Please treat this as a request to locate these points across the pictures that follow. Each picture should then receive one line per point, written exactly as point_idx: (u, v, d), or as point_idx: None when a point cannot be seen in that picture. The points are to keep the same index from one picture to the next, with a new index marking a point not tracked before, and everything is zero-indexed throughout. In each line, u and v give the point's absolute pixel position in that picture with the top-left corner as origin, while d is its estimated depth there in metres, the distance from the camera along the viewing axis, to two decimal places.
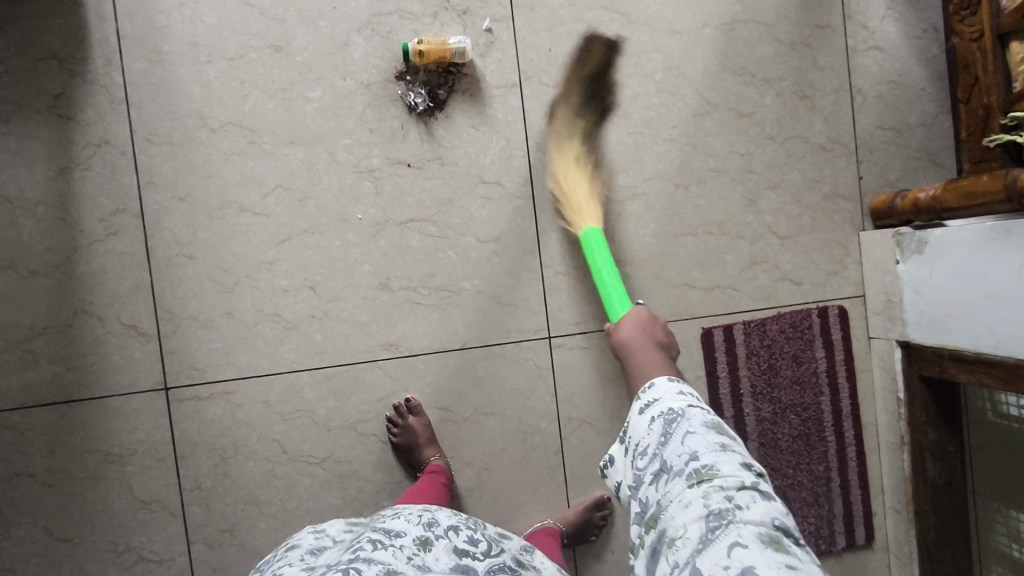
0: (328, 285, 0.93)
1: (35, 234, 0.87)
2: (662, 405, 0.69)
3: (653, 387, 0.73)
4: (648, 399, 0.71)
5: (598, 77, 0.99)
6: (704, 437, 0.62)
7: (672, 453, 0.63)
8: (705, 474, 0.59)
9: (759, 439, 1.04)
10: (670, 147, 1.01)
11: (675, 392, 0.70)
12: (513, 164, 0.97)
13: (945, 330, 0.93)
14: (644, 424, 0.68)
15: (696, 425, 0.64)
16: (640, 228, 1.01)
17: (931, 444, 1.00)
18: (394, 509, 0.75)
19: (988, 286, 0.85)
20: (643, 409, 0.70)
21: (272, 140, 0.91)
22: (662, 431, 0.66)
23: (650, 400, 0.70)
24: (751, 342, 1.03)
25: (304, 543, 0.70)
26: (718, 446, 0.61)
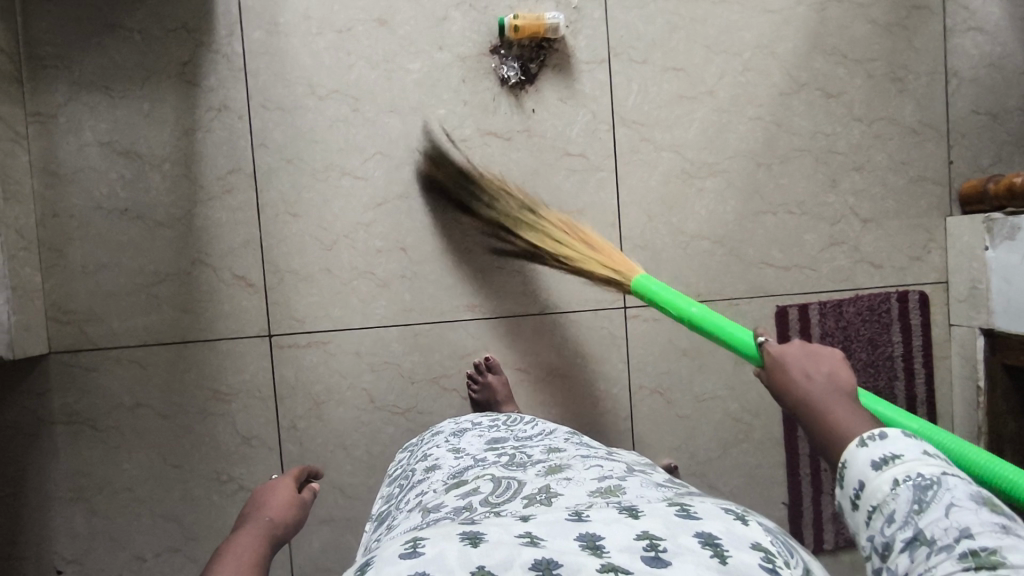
0: (419, 247, 0.99)
1: (162, 189, 0.96)
2: (908, 464, 0.43)
3: (885, 434, 0.46)
4: (883, 449, 0.45)
5: (686, 55, 1.00)
6: (969, 505, 0.40)
7: (927, 525, 0.40)
8: (984, 554, 0.38)
9: None
10: (755, 126, 1.02)
11: (925, 440, 0.45)
12: (598, 138, 1.00)
13: None
14: (882, 487, 0.43)
15: (954, 489, 0.41)
16: (719, 206, 1.02)
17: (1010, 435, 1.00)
18: (534, 419, 0.81)
19: None
20: (875, 462, 0.45)
21: (373, 109, 0.97)
22: (911, 498, 0.42)
23: (886, 449, 0.45)
24: (826, 322, 1.04)
25: (446, 430, 0.81)
26: (1002, 525, 0.39)
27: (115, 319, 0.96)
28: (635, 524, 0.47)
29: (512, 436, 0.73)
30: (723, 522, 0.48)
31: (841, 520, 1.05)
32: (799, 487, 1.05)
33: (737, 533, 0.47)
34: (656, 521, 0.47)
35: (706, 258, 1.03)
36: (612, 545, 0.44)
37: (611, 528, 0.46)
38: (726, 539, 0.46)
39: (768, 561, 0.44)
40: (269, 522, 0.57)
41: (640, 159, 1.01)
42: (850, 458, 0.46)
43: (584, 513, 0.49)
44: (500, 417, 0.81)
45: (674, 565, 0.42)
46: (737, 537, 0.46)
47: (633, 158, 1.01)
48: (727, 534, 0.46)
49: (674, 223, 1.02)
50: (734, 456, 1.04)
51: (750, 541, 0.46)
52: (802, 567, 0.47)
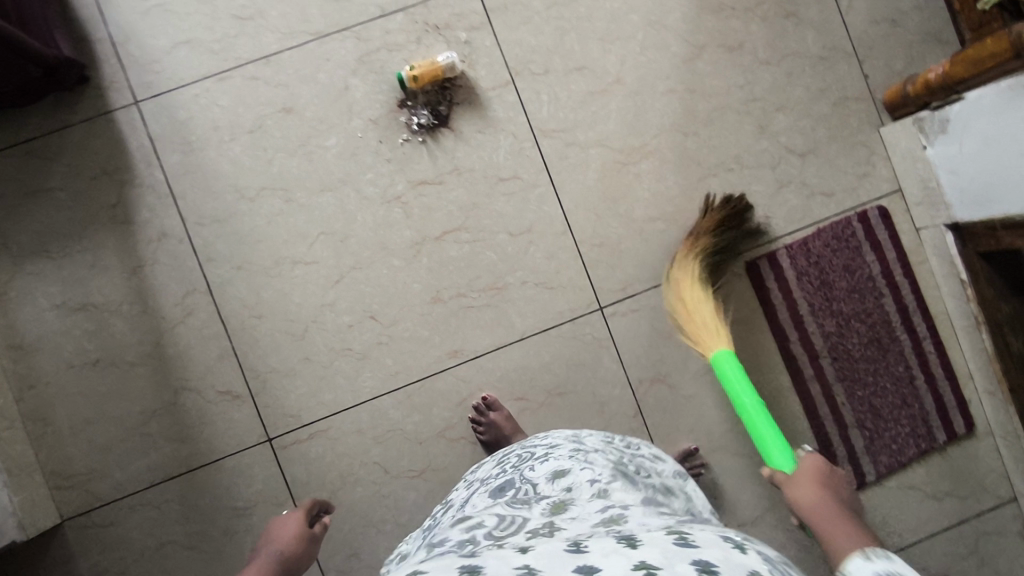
0: (386, 310, 0.99)
1: (126, 330, 0.97)
2: None
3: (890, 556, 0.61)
4: (885, 566, 0.59)
5: (584, 53, 1.03)
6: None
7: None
8: None
9: (831, 354, 1.05)
10: (671, 98, 1.04)
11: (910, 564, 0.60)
12: (526, 156, 1.01)
13: (989, 201, 0.92)
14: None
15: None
16: (660, 183, 1.03)
17: (1008, 317, 0.99)
18: (545, 434, 0.82)
19: (1021, 145, 0.84)
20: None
21: (304, 194, 0.99)
22: None
23: (885, 566, 0.59)
24: (798, 264, 1.04)
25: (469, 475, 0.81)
26: None
27: (117, 468, 0.96)
28: (631, 555, 0.47)
29: (524, 458, 0.72)
30: (720, 550, 0.49)
31: (875, 448, 1.05)
32: (822, 428, 1.05)
33: (733, 560, 0.48)
34: (653, 552, 0.47)
35: (664, 236, 1.03)
36: (607, 570, 0.45)
37: (608, 558, 0.46)
38: (724, 567, 0.46)
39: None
40: (273, 557, 0.70)
41: (572, 163, 1.02)
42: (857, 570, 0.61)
43: (583, 543, 0.50)
44: (512, 446, 0.80)
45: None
46: (735, 565, 0.47)
47: (565, 165, 1.02)
48: (724, 563, 0.47)
49: (623, 213, 1.03)
50: None
51: (746, 567, 0.47)
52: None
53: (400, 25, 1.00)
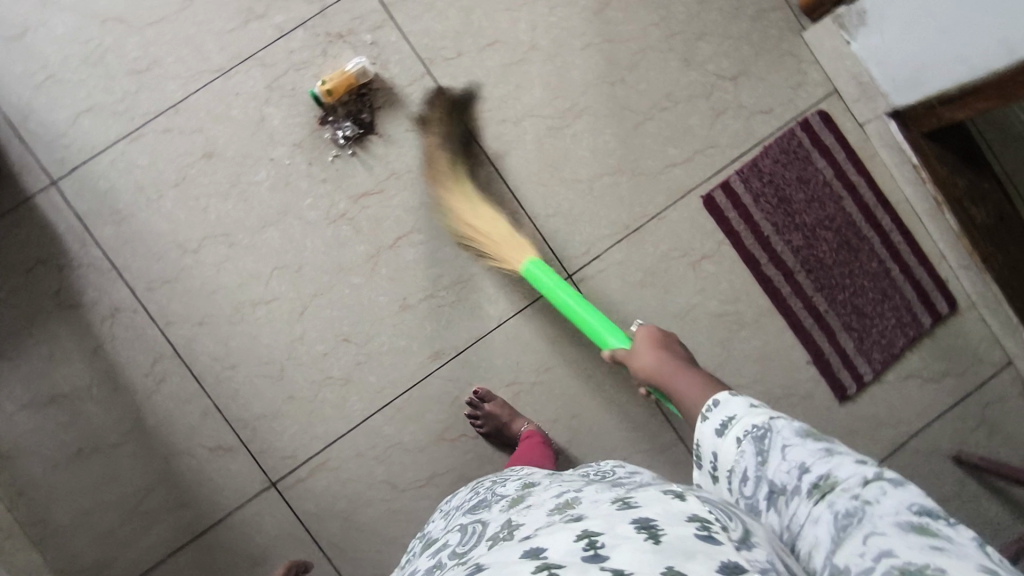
0: (358, 330, 0.98)
1: (102, 412, 0.95)
2: (744, 420, 0.59)
3: (719, 402, 0.64)
4: (720, 417, 0.62)
5: (493, 27, 1.00)
6: (799, 443, 0.55)
7: (777, 475, 0.54)
8: (824, 483, 0.51)
9: (804, 267, 1.05)
10: (590, 52, 1.02)
11: (748, 397, 0.62)
12: (459, 143, 0.99)
13: (921, 81, 0.94)
14: (731, 451, 0.59)
15: (776, 434, 0.56)
16: (599, 140, 1.02)
17: (965, 192, 1.03)
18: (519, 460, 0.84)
19: (937, 20, 0.86)
20: (720, 429, 0.61)
21: (247, 234, 0.97)
22: (755, 448, 0.57)
23: (724, 414, 0.62)
24: (752, 186, 1.04)
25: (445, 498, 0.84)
26: (826, 448, 0.53)
27: (129, 550, 0.95)
28: (576, 528, 0.49)
29: (499, 478, 0.76)
30: (661, 504, 0.51)
31: (867, 347, 1.05)
32: (812, 341, 1.05)
33: (674, 510, 0.50)
34: (596, 520, 0.49)
35: (615, 190, 1.02)
36: (554, 550, 0.46)
37: (554, 538, 0.48)
38: (662, 519, 0.48)
39: (703, 530, 0.47)
40: None
41: (507, 140, 1.00)
42: (705, 435, 0.63)
43: (535, 531, 0.52)
44: (490, 471, 0.84)
45: (611, 557, 0.44)
46: (673, 516, 0.49)
47: (500, 143, 1.00)
48: (662, 515, 0.49)
49: (569, 178, 1.01)
50: (739, 348, 1.04)
51: (685, 515, 0.49)
52: (743, 530, 0.49)
53: (302, 41, 0.97)
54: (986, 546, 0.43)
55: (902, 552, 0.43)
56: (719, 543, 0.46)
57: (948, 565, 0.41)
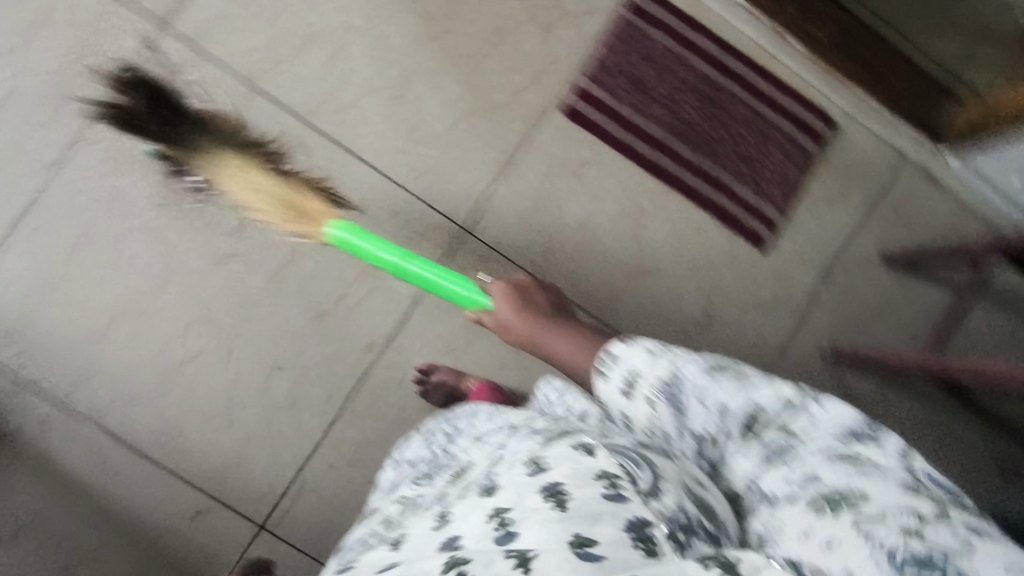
0: (286, 353, 0.99)
1: (73, 523, 0.94)
2: (649, 377, 0.53)
3: (616, 355, 0.57)
4: (623, 375, 0.55)
5: (303, 24, 1.01)
6: (711, 384, 0.50)
7: (699, 423, 0.50)
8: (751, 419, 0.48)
9: (680, 139, 1.07)
10: (404, 13, 1.03)
11: (642, 341, 0.56)
12: (312, 145, 1.01)
13: None
14: (643, 408, 0.53)
15: (693, 385, 0.51)
16: (443, 92, 1.03)
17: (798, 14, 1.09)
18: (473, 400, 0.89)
19: None
20: (627, 389, 0.55)
21: (144, 304, 0.96)
22: (670, 405, 0.51)
23: (625, 372, 0.55)
24: (605, 82, 1.05)
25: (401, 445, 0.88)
26: (740, 383, 0.50)
27: None
28: (487, 505, 0.51)
29: (447, 437, 0.76)
30: (569, 463, 0.50)
31: (766, 191, 1.08)
32: (712, 203, 1.07)
33: (581, 468, 0.49)
34: (506, 495, 0.50)
35: (475, 134, 1.04)
36: (468, 538, 0.49)
37: (465, 523, 0.50)
38: (570, 482, 0.48)
39: (610, 487, 0.46)
40: None
41: (357, 124, 1.02)
42: (609, 395, 0.57)
43: (450, 512, 0.54)
44: (439, 420, 0.81)
45: (520, 535, 0.46)
46: (580, 476, 0.48)
47: (348, 126, 1.02)
48: (570, 478, 0.48)
49: (427, 138, 1.03)
50: (649, 235, 1.06)
51: (593, 471, 0.48)
52: (652, 476, 0.47)
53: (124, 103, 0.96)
54: (910, 455, 0.43)
55: (827, 479, 0.42)
56: (626, 500, 0.45)
57: (871, 490, 0.40)
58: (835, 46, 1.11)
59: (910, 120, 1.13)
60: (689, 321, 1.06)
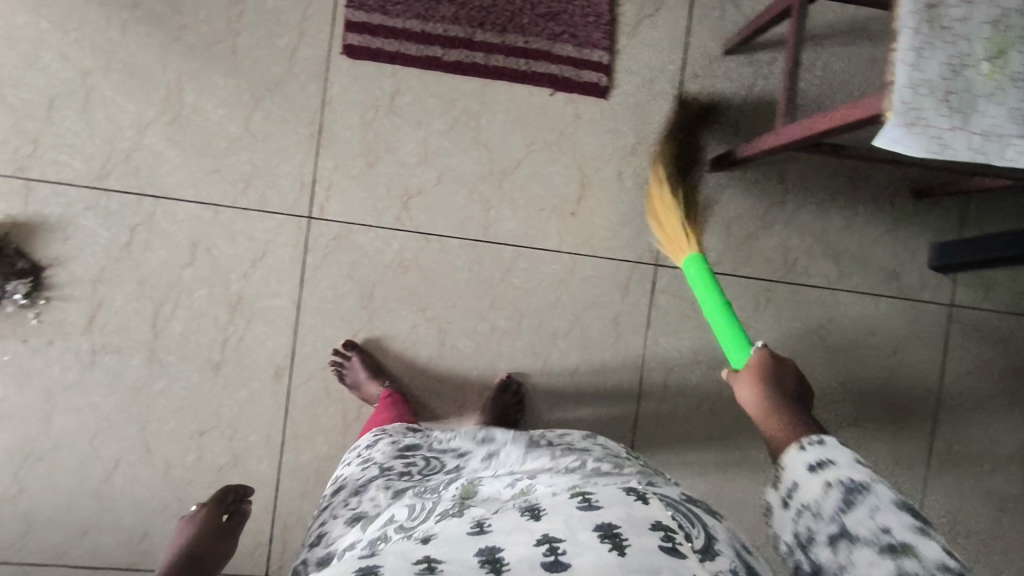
0: (201, 415, 0.96)
1: None
2: (843, 470, 0.56)
3: (822, 440, 0.60)
4: (819, 455, 0.59)
5: (37, 93, 0.92)
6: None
7: (857, 526, 0.53)
8: (906, 549, 0.50)
9: (475, 26, 0.98)
10: (132, 32, 0.93)
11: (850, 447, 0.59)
12: (116, 208, 0.94)
13: None
14: (818, 492, 0.56)
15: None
16: (215, 92, 0.95)
17: None
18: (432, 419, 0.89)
19: None
20: (813, 466, 0.59)
21: (43, 436, 0.94)
22: (842, 498, 0.55)
23: (823, 457, 0.59)
24: (372, 4, 0.96)
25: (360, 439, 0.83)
26: (918, 526, 0.51)
27: None
28: (533, 529, 0.47)
29: (432, 463, 0.72)
30: (622, 506, 0.50)
31: (586, 36, 1.01)
32: (539, 75, 1.00)
33: (636, 514, 0.49)
34: (555, 522, 0.48)
35: (270, 118, 0.96)
36: (510, 555, 0.45)
37: (516, 537, 0.47)
38: (626, 526, 0.47)
39: (668, 540, 0.47)
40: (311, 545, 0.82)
41: (150, 166, 0.94)
42: (793, 463, 0.60)
43: (487, 522, 0.50)
44: (415, 433, 0.78)
45: (574, 565, 0.44)
46: (637, 522, 0.48)
47: (146, 172, 0.94)
48: (625, 520, 0.48)
49: (226, 146, 0.95)
50: (490, 136, 1.00)
51: (649, 521, 0.49)
52: (704, 537, 0.49)
53: None
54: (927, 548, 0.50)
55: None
56: (682, 556, 0.46)
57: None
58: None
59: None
60: (567, 201, 1.02)
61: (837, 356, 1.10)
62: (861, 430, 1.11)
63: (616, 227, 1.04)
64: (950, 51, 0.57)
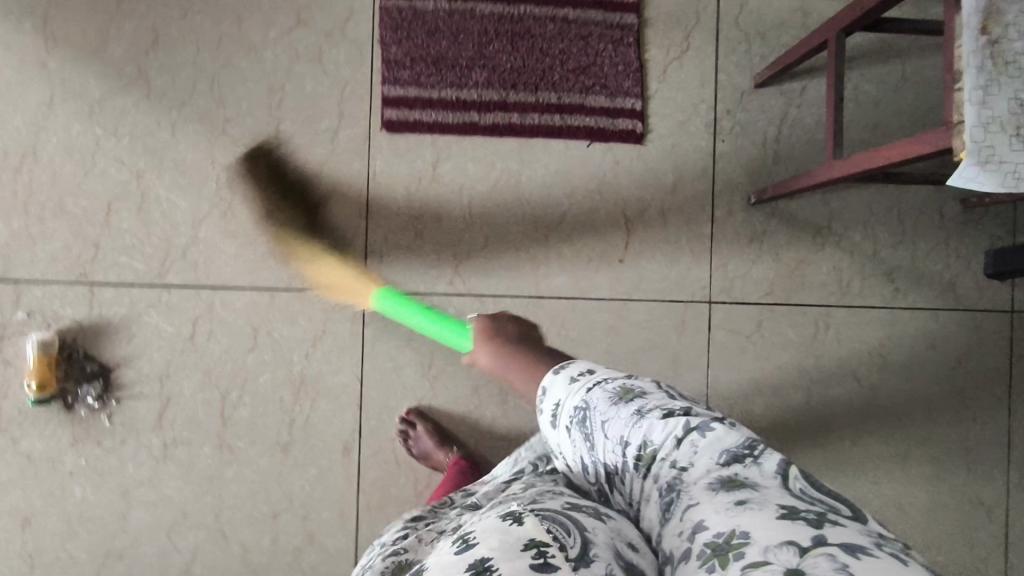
0: (274, 498, 0.97)
1: None
2: (579, 396, 0.54)
3: (547, 384, 0.58)
4: (555, 399, 0.56)
5: (94, 198, 0.94)
6: (614, 412, 0.51)
7: (645, 454, 0.49)
8: (638, 439, 0.49)
9: (508, 87, 1.00)
10: (180, 131, 0.96)
11: (573, 373, 0.57)
12: (176, 302, 0.95)
13: None
14: (565, 432, 0.55)
15: (597, 402, 0.53)
16: (263, 179, 0.97)
17: None
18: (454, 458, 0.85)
19: None
20: (552, 411, 0.56)
21: (122, 533, 0.95)
22: (581, 424, 0.53)
23: (555, 398, 0.56)
24: (406, 79, 0.98)
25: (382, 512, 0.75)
26: (665, 416, 0.49)
27: None
28: None
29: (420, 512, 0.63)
30: (497, 535, 0.41)
31: (616, 85, 1.02)
32: (575, 128, 1.01)
33: (510, 538, 0.40)
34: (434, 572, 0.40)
35: (318, 199, 0.97)
36: None
37: None
38: (497, 550, 0.39)
39: (539, 558, 0.38)
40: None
41: (207, 258, 0.96)
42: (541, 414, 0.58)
43: None
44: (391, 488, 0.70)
45: None
46: (511, 544, 0.39)
47: (203, 264, 0.96)
48: (494, 545, 0.39)
49: (277, 230, 0.97)
50: (532, 192, 1.01)
51: (523, 540, 0.40)
52: (581, 542, 0.41)
53: None
54: (790, 473, 0.43)
55: (711, 512, 0.41)
56: (556, 567, 0.37)
57: (751, 524, 0.39)
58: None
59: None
60: (614, 248, 1.03)
61: (903, 374, 1.08)
62: (935, 447, 1.08)
63: (666, 269, 1.04)
64: (1018, 86, 0.57)
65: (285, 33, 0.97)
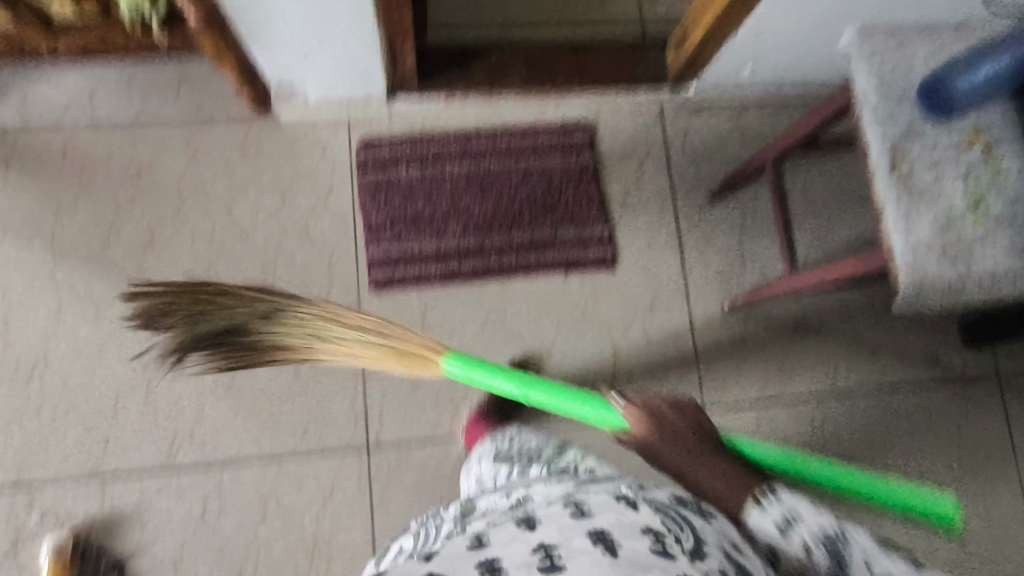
0: None
1: None
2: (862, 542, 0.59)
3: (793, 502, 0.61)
4: (816, 523, 0.59)
5: (103, 391, 0.99)
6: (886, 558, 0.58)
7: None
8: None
9: (483, 233, 1.08)
10: None
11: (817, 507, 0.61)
12: (185, 482, 0.97)
13: (367, 65, 0.94)
14: (814, 552, 0.59)
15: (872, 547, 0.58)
16: None
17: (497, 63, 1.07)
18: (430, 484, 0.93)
19: (305, 38, 0.86)
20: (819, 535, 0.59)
21: None
22: (852, 560, 0.58)
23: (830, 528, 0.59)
24: (388, 239, 1.06)
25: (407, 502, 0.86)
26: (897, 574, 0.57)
27: None
28: (546, 542, 0.51)
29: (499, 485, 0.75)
30: (616, 514, 0.54)
31: (583, 217, 1.10)
32: (551, 262, 1.08)
33: (628, 520, 0.53)
34: (569, 537, 0.51)
35: (315, 363, 1.02)
36: (512, 561, 0.49)
37: (523, 542, 0.51)
38: (622, 532, 0.51)
39: (657, 542, 0.51)
40: None
41: (212, 434, 0.99)
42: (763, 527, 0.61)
43: (532, 538, 0.52)
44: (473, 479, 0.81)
45: (571, 570, 0.48)
46: (630, 526, 0.52)
47: (209, 441, 0.99)
48: (624, 526, 0.52)
49: (279, 397, 1.00)
50: (517, 327, 1.06)
51: (640, 526, 0.53)
52: (692, 537, 0.54)
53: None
54: None
55: None
56: (673, 556, 0.50)
57: None
58: (532, 76, 1.07)
59: (637, 82, 1.11)
60: (603, 369, 1.06)
61: (907, 455, 1.09)
62: None
63: (656, 382, 1.07)
64: (936, 212, 0.63)
65: (271, 214, 1.05)
